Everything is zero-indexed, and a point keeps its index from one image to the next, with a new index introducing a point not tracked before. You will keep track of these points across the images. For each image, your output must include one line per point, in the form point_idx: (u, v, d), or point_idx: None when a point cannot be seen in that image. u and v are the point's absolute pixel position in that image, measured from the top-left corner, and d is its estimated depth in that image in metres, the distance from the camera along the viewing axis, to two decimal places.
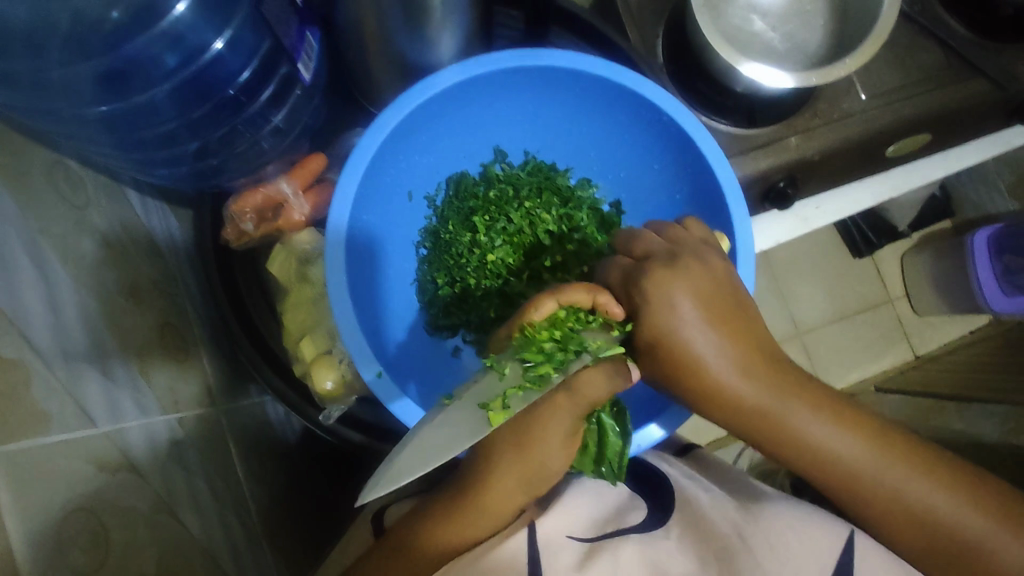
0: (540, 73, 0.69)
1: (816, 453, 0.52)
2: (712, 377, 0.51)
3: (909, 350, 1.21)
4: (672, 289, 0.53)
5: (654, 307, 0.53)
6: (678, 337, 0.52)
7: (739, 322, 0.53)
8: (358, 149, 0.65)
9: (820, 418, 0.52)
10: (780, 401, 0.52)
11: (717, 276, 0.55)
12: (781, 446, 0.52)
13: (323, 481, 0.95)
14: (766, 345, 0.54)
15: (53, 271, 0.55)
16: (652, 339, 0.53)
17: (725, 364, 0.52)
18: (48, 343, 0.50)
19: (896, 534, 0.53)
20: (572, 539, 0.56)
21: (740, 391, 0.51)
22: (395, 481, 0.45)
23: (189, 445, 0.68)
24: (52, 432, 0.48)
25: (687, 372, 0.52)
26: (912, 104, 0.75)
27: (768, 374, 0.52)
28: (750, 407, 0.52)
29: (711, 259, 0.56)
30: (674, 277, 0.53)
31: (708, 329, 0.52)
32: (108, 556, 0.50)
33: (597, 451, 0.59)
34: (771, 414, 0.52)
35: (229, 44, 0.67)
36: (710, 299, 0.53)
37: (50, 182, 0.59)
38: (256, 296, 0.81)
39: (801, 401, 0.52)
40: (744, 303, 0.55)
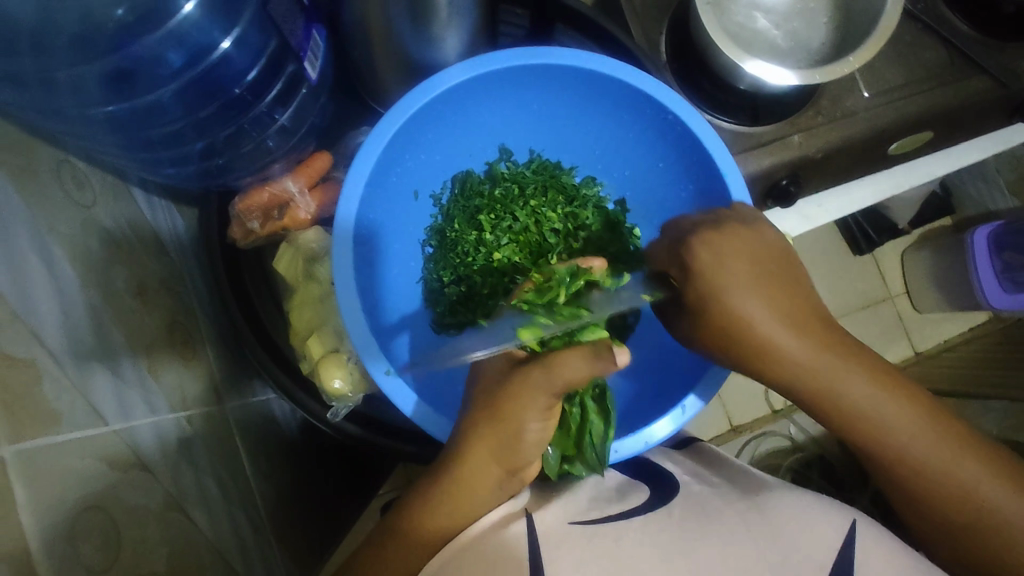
0: (546, 71, 0.70)
1: (859, 412, 0.55)
2: (758, 331, 0.55)
3: (910, 347, 1.21)
4: (720, 249, 0.57)
5: (707, 263, 0.57)
6: (723, 296, 0.56)
7: (786, 284, 0.57)
8: (366, 148, 0.65)
9: (867, 381, 0.54)
10: (828, 359, 0.54)
11: (767, 243, 0.58)
12: (824, 405, 0.55)
13: (327, 480, 0.95)
14: (816, 306, 0.57)
15: (62, 272, 0.55)
16: (702, 292, 0.57)
17: (773, 324, 0.55)
18: (58, 342, 0.50)
19: (930, 502, 0.54)
20: (571, 523, 0.55)
21: (791, 349, 0.54)
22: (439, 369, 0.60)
23: (197, 442, 0.68)
24: (64, 429, 0.48)
25: (731, 326, 0.56)
26: (915, 103, 0.75)
27: (817, 333, 0.55)
28: (798, 365, 0.55)
29: (764, 226, 0.59)
30: (724, 237, 0.57)
31: (757, 290, 0.55)
32: (120, 554, 0.51)
33: (578, 434, 0.64)
34: (817, 372, 0.54)
35: (237, 44, 0.67)
36: (760, 261, 0.57)
37: (57, 181, 0.59)
38: (263, 294, 0.82)
39: (851, 366, 0.55)
40: (792, 268, 0.58)
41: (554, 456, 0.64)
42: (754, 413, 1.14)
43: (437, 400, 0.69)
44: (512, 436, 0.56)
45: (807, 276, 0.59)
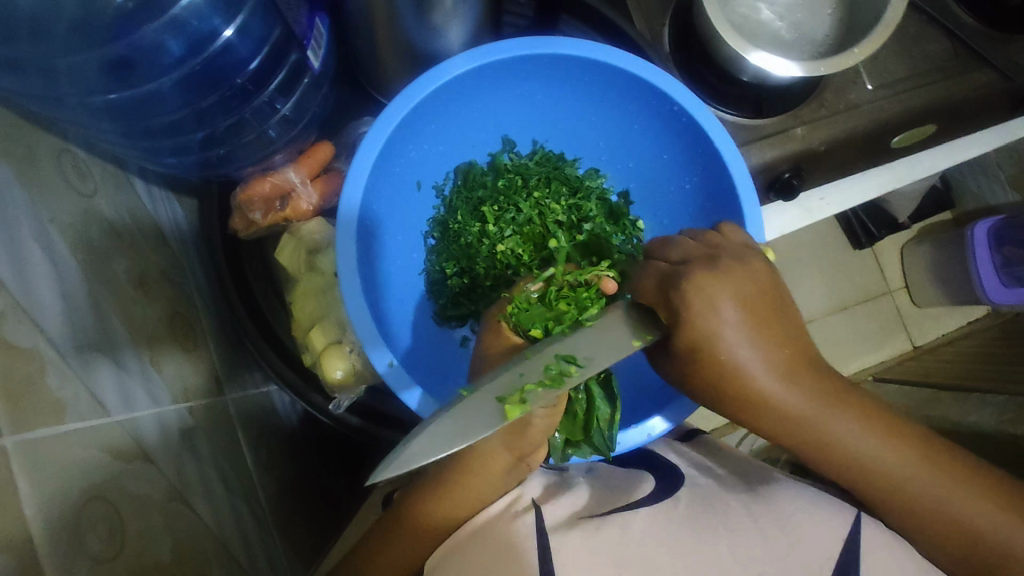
0: (550, 62, 0.69)
1: (856, 453, 0.52)
2: (752, 383, 0.50)
3: (907, 341, 1.22)
4: (713, 291, 0.51)
5: (698, 312, 0.50)
6: (720, 343, 0.50)
7: (780, 331, 0.52)
8: (369, 138, 0.65)
9: (857, 421, 0.52)
10: (825, 408, 0.51)
11: (758, 276, 0.54)
12: (823, 451, 0.53)
13: (326, 470, 0.96)
14: (807, 351, 0.53)
15: (65, 262, 0.55)
16: (692, 343, 0.51)
17: (770, 376, 0.50)
18: (61, 333, 0.50)
19: (908, 517, 0.54)
20: (580, 517, 0.55)
21: (786, 401, 0.51)
22: (403, 466, 0.44)
23: (199, 433, 0.68)
24: (68, 420, 0.48)
25: (721, 377, 0.51)
26: (921, 94, 0.74)
27: (813, 382, 0.51)
28: (788, 412, 0.51)
29: (754, 261, 0.55)
30: (717, 282, 0.51)
31: (752, 338, 0.50)
32: (124, 544, 0.50)
33: (585, 419, 0.62)
34: (814, 421, 0.51)
35: (239, 32, 0.66)
36: (753, 304, 0.51)
37: (59, 171, 0.59)
38: (265, 286, 0.81)
39: (841, 408, 0.52)
40: (785, 305, 0.54)
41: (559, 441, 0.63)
42: None
43: (443, 392, 0.69)
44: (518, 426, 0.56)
45: (796, 315, 0.54)
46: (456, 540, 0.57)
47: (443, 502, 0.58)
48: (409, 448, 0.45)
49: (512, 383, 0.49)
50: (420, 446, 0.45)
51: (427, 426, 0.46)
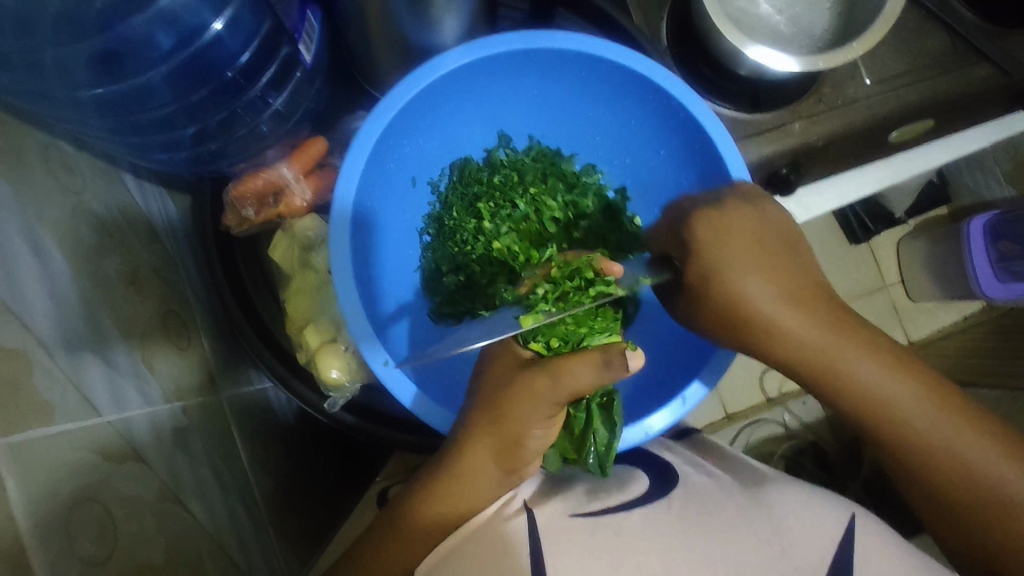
0: (546, 56, 0.68)
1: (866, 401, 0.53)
2: (758, 311, 0.53)
3: (903, 337, 1.21)
4: (723, 227, 0.55)
5: (709, 241, 0.55)
6: (727, 272, 0.54)
7: (789, 259, 0.55)
8: (361, 134, 0.64)
9: (868, 357, 0.53)
10: (834, 341, 0.53)
11: (770, 222, 0.56)
12: (828, 388, 0.54)
13: (327, 474, 0.95)
14: (820, 285, 0.55)
15: (52, 259, 0.54)
16: (702, 271, 0.55)
17: (777, 302, 0.53)
18: (48, 331, 0.49)
19: (922, 484, 0.53)
20: (574, 515, 0.56)
21: (791, 324, 0.53)
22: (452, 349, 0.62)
23: (192, 432, 0.67)
24: (57, 421, 0.47)
25: (727, 304, 0.54)
26: (918, 89, 0.74)
27: (822, 312, 0.53)
28: (794, 335, 0.53)
29: (766, 207, 0.58)
30: (725, 218, 0.56)
31: (761, 267, 0.53)
32: (115, 547, 0.50)
33: (580, 439, 0.62)
34: (823, 353, 0.53)
35: (229, 24, 0.65)
36: (764, 238, 0.55)
37: (44, 166, 0.58)
38: (257, 282, 0.81)
39: (852, 339, 0.53)
40: (797, 245, 0.56)
41: (554, 455, 0.63)
42: (748, 402, 1.11)
43: (439, 392, 0.69)
44: (523, 441, 0.56)
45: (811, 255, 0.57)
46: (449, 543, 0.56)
47: (437, 505, 0.58)
48: None
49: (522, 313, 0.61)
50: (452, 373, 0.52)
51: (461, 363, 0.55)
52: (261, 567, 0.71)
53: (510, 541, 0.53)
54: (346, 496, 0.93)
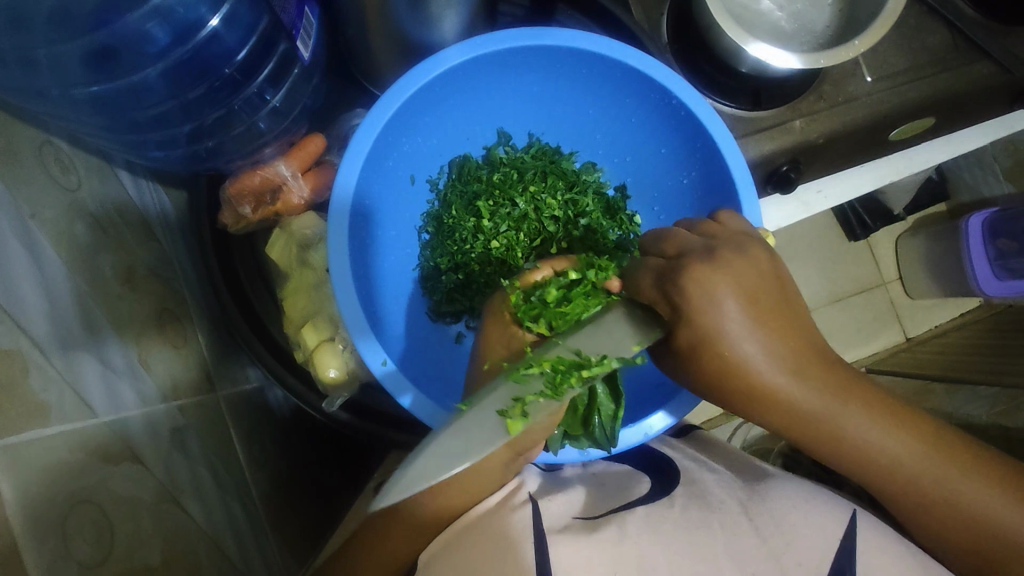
0: (546, 53, 0.68)
1: (860, 448, 0.51)
2: (758, 379, 0.49)
3: (900, 332, 1.21)
4: (714, 285, 0.49)
5: (697, 304, 0.49)
6: (722, 338, 0.49)
7: (783, 318, 0.50)
8: (360, 132, 0.63)
9: (865, 415, 0.51)
10: (835, 407, 0.50)
11: (761, 267, 0.52)
12: (827, 445, 0.52)
13: (322, 468, 0.94)
14: (816, 341, 0.51)
15: (47, 258, 0.53)
16: (693, 338, 0.50)
17: (776, 370, 0.49)
18: (43, 330, 0.48)
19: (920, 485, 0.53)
20: (577, 518, 0.55)
21: (790, 395, 0.49)
22: (409, 489, 0.44)
23: (189, 431, 0.67)
24: (52, 423, 0.47)
25: (724, 373, 0.50)
26: (919, 87, 0.73)
27: (820, 376, 0.50)
28: (793, 406, 0.50)
29: (756, 251, 0.53)
30: (715, 273, 0.50)
31: (755, 333, 0.49)
32: (112, 552, 0.49)
33: (586, 414, 0.60)
34: (824, 420, 0.50)
35: (226, 21, 0.65)
36: (756, 296, 0.50)
37: (40, 164, 0.57)
38: (254, 279, 0.80)
39: (851, 402, 0.51)
40: (788, 294, 0.52)
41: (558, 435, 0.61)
42: None
43: (434, 388, 0.68)
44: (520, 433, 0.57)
45: (801, 302, 0.53)
46: (450, 536, 0.56)
47: None
48: (414, 468, 0.45)
49: (510, 396, 0.49)
50: (423, 468, 0.45)
51: (430, 447, 0.46)
52: (259, 565, 0.71)
53: (512, 533, 0.53)
54: (343, 495, 0.94)
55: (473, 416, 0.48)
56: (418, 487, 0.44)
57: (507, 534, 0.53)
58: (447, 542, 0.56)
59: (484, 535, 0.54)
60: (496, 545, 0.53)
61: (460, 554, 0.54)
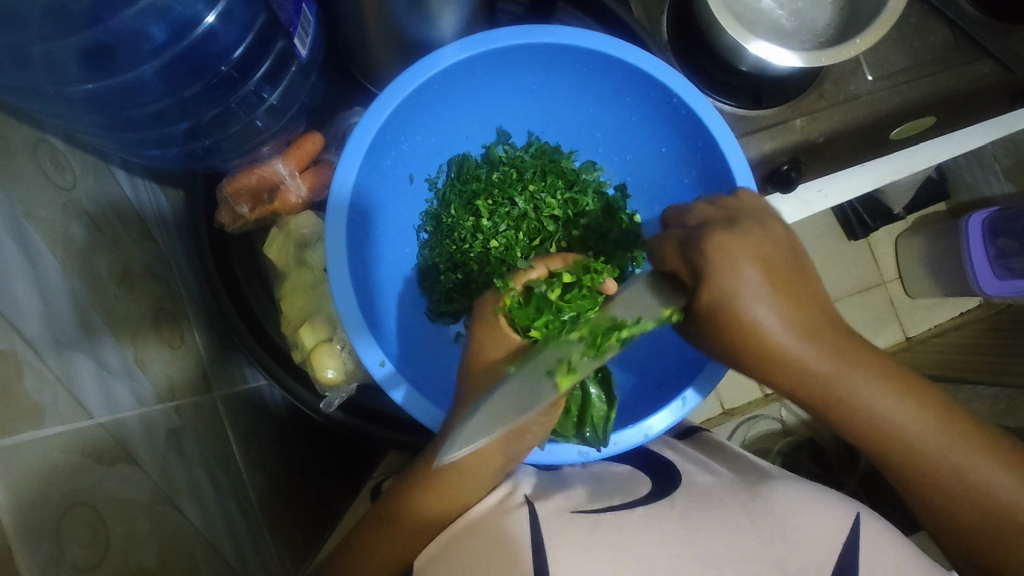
0: (545, 51, 0.67)
1: (871, 420, 0.51)
2: (769, 340, 0.51)
3: (900, 331, 1.21)
4: (732, 251, 0.52)
5: (716, 268, 0.51)
6: (738, 301, 0.51)
7: (800, 285, 0.52)
8: (358, 130, 0.62)
9: (881, 388, 0.51)
10: (842, 370, 0.50)
11: (777, 238, 0.54)
12: (835, 413, 0.52)
13: (320, 469, 0.94)
14: (826, 309, 0.53)
15: (41, 257, 0.52)
16: (711, 301, 0.52)
17: (786, 332, 0.50)
18: (37, 330, 0.48)
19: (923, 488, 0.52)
20: (574, 513, 0.55)
21: (804, 357, 0.50)
22: (472, 443, 0.47)
23: (185, 432, 0.67)
24: (46, 424, 0.46)
25: (738, 334, 0.52)
26: (921, 86, 0.73)
27: (831, 340, 0.51)
28: (802, 368, 0.51)
29: (773, 223, 0.55)
30: (734, 239, 0.52)
31: (771, 296, 0.51)
32: (107, 555, 0.49)
33: (580, 414, 0.62)
34: (832, 383, 0.51)
35: (222, 17, 0.64)
36: (771, 262, 0.52)
37: (34, 162, 0.56)
38: (251, 279, 0.79)
39: (863, 367, 0.51)
40: (803, 264, 0.54)
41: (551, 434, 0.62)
42: (744, 396, 1.11)
43: (431, 388, 0.67)
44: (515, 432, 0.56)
45: (816, 275, 0.54)
46: (446, 537, 0.56)
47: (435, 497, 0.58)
48: (473, 422, 0.48)
49: (556, 357, 0.52)
50: (482, 420, 0.48)
51: (486, 404, 0.49)
52: (256, 567, 0.71)
53: (509, 533, 0.53)
54: (342, 496, 0.93)
55: (524, 374, 0.51)
56: (480, 439, 0.47)
57: (504, 534, 0.53)
58: (445, 541, 0.55)
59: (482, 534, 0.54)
60: (491, 542, 0.52)
61: (456, 555, 0.53)
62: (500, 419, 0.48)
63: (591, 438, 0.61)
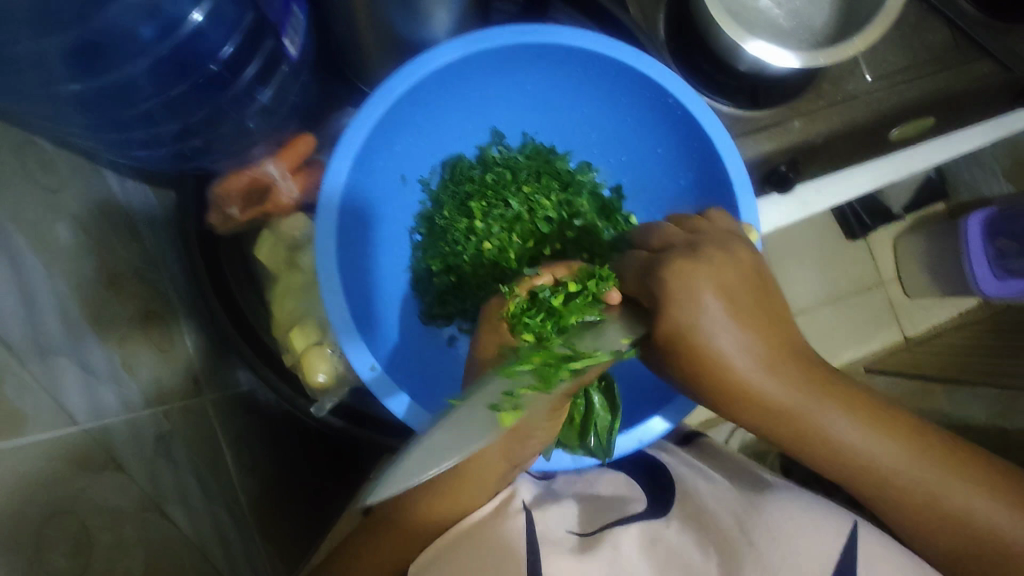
0: (539, 51, 0.66)
1: (837, 449, 0.50)
2: (731, 374, 0.49)
3: (900, 332, 1.19)
4: (693, 280, 0.50)
5: (675, 298, 0.49)
6: (699, 332, 0.48)
7: (764, 315, 0.51)
8: (349, 131, 0.62)
9: (844, 414, 0.50)
10: (806, 403, 0.49)
11: (742, 265, 0.53)
12: (804, 445, 0.51)
13: (314, 474, 0.92)
14: (792, 339, 0.51)
15: (25, 260, 0.51)
16: (670, 335, 0.49)
17: (750, 362, 0.49)
18: (19, 335, 0.47)
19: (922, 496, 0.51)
20: (573, 535, 0.55)
21: (766, 391, 0.49)
22: (404, 483, 0.39)
23: (174, 437, 0.66)
24: (29, 430, 0.45)
25: (701, 367, 0.49)
26: (920, 86, 0.72)
27: (793, 374, 0.49)
28: (767, 401, 0.49)
29: (738, 249, 0.54)
30: (695, 266, 0.51)
31: (733, 326, 0.49)
32: (91, 563, 0.48)
33: (583, 424, 0.61)
34: (797, 417, 0.49)
35: (209, 15, 0.63)
36: (733, 290, 0.50)
37: (18, 162, 0.55)
38: (242, 281, 0.78)
39: (827, 397, 0.50)
40: (769, 290, 0.53)
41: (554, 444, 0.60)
42: None
43: (423, 392, 0.67)
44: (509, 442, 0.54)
45: (782, 302, 0.53)
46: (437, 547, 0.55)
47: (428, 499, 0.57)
48: (405, 462, 0.41)
49: (502, 390, 0.46)
50: (416, 460, 0.41)
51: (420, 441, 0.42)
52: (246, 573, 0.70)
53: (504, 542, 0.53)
54: (335, 499, 0.92)
55: (463, 410, 0.44)
56: (414, 480, 0.40)
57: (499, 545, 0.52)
58: (437, 549, 0.55)
59: (473, 550, 0.53)
60: (490, 553, 0.52)
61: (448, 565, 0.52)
62: (436, 456, 0.41)
63: (596, 450, 0.60)
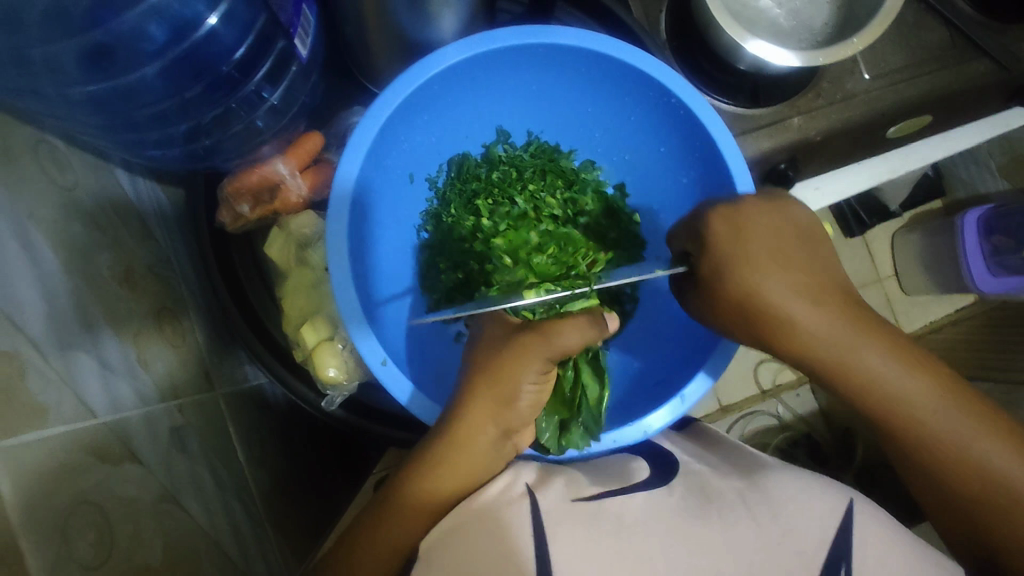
0: (545, 53, 0.68)
1: (867, 383, 0.54)
2: (760, 300, 0.54)
3: (896, 328, 1.21)
4: (739, 222, 0.55)
5: (724, 237, 0.55)
6: (738, 265, 0.54)
7: (806, 256, 0.55)
8: (358, 130, 0.63)
9: (859, 348, 0.54)
10: (833, 331, 0.54)
11: (783, 217, 0.56)
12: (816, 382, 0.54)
13: (322, 469, 0.94)
14: (824, 277, 0.55)
15: (43, 258, 0.53)
16: (714, 267, 0.55)
17: (776, 291, 0.54)
18: (38, 329, 0.48)
19: None
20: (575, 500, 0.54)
21: (798, 316, 0.54)
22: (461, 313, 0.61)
23: (189, 430, 0.67)
24: (51, 423, 0.46)
25: (738, 296, 0.55)
26: (917, 85, 0.73)
27: (822, 306, 0.54)
28: (793, 323, 0.54)
29: (786, 203, 0.57)
30: (742, 210, 0.56)
31: (771, 262, 0.54)
32: (113, 554, 0.49)
33: (570, 398, 0.64)
34: (818, 341, 0.54)
35: (224, 19, 0.64)
36: (779, 234, 0.55)
37: (35, 161, 0.57)
38: (253, 278, 0.80)
39: (847, 328, 0.54)
40: (813, 239, 0.57)
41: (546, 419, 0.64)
42: (741, 394, 1.11)
43: (430, 387, 0.68)
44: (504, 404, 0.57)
45: (825, 252, 0.57)
46: (444, 527, 0.55)
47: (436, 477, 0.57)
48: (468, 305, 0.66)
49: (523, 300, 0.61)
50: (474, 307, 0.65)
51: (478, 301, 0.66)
52: (258, 564, 0.71)
53: (509, 527, 0.51)
54: (341, 493, 0.93)
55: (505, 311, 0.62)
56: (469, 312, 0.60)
57: (504, 529, 0.51)
58: (444, 530, 0.54)
59: (479, 524, 0.53)
60: (487, 537, 0.51)
61: (452, 549, 0.52)
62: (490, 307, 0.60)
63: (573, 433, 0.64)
